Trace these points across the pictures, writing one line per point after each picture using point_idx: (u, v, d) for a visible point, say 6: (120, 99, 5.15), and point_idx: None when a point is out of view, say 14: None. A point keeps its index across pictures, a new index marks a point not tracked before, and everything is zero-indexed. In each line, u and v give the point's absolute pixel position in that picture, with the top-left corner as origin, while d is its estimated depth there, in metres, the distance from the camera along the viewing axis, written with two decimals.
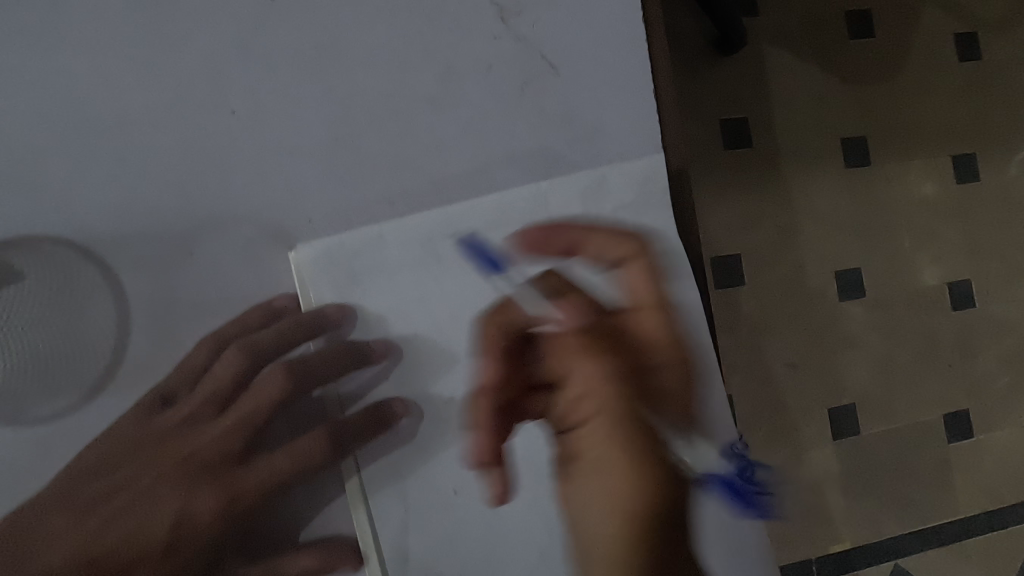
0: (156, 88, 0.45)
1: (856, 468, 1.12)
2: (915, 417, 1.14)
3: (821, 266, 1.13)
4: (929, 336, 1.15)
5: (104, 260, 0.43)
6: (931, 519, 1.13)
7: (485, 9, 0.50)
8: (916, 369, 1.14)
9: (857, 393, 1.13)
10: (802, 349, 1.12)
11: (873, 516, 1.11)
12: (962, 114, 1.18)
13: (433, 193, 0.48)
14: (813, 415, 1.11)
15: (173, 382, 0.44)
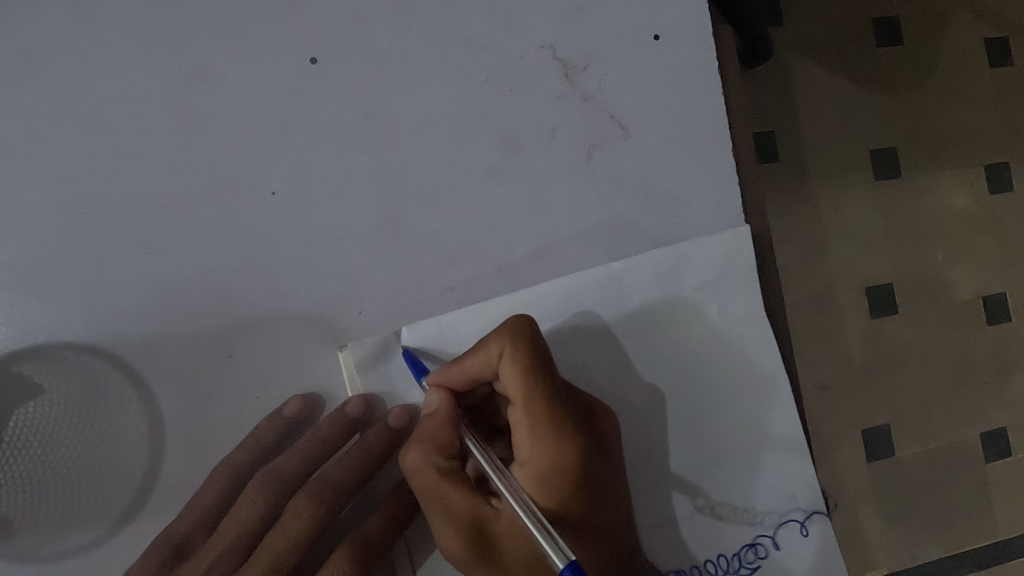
0: (189, 171, 0.40)
1: (884, 494, 0.95)
2: (950, 438, 0.97)
3: (849, 284, 0.96)
4: (962, 355, 0.98)
5: (133, 369, 0.38)
6: (970, 545, 0.96)
7: (548, 65, 0.45)
8: (965, 404, 0.98)
9: (891, 413, 0.96)
10: (832, 371, 0.95)
11: (913, 546, 0.95)
12: (996, 121, 1.01)
13: (497, 277, 0.43)
14: (845, 439, 0.95)
15: (198, 512, 0.39)
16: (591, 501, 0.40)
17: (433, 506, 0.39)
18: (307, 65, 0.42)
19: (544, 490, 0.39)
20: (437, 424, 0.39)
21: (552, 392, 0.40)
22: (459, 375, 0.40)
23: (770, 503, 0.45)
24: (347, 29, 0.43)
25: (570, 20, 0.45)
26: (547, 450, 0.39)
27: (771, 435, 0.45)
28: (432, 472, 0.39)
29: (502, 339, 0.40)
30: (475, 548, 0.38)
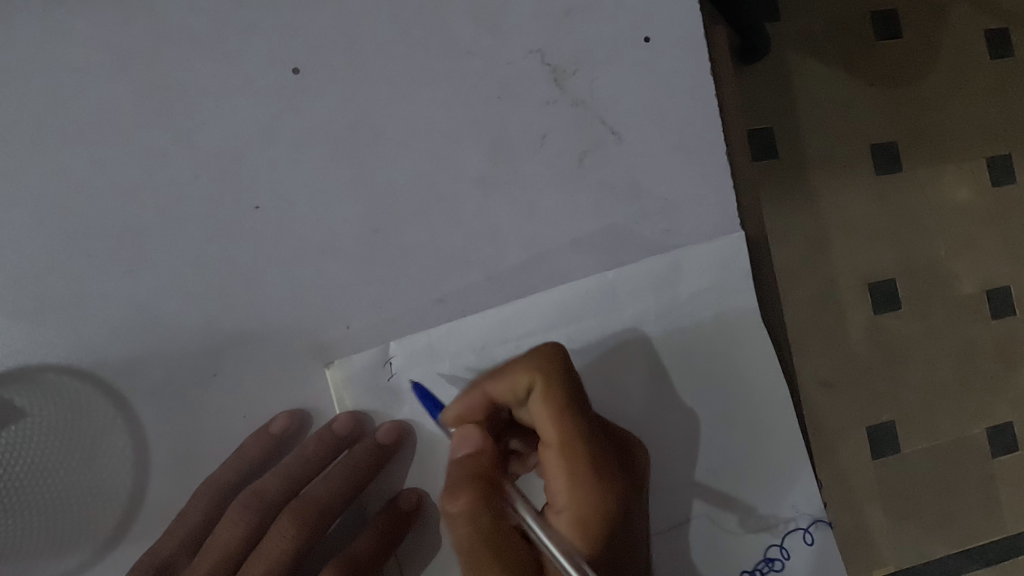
0: (170, 186, 0.39)
1: (889, 491, 0.94)
2: (955, 434, 0.95)
3: (853, 279, 0.95)
4: (966, 350, 0.97)
5: (116, 390, 0.38)
6: (978, 542, 0.95)
7: (537, 71, 0.44)
8: (973, 401, 0.96)
9: (895, 409, 0.95)
10: (835, 368, 0.94)
11: (919, 543, 0.93)
12: (998, 114, 0.99)
13: (488, 289, 0.42)
14: (849, 437, 0.94)
15: (179, 538, 0.38)
16: (626, 544, 0.37)
17: (472, 560, 0.35)
18: (290, 75, 0.41)
19: (579, 531, 0.37)
20: (468, 464, 0.38)
21: (584, 426, 0.38)
22: (485, 404, 0.39)
23: (773, 514, 0.44)
24: (331, 38, 0.42)
25: (559, 24, 0.44)
26: (580, 487, 0.37)
27: (770, 445, 0.44)
28: (468, 517, 0.36)
29: (530, 369, 0.38)
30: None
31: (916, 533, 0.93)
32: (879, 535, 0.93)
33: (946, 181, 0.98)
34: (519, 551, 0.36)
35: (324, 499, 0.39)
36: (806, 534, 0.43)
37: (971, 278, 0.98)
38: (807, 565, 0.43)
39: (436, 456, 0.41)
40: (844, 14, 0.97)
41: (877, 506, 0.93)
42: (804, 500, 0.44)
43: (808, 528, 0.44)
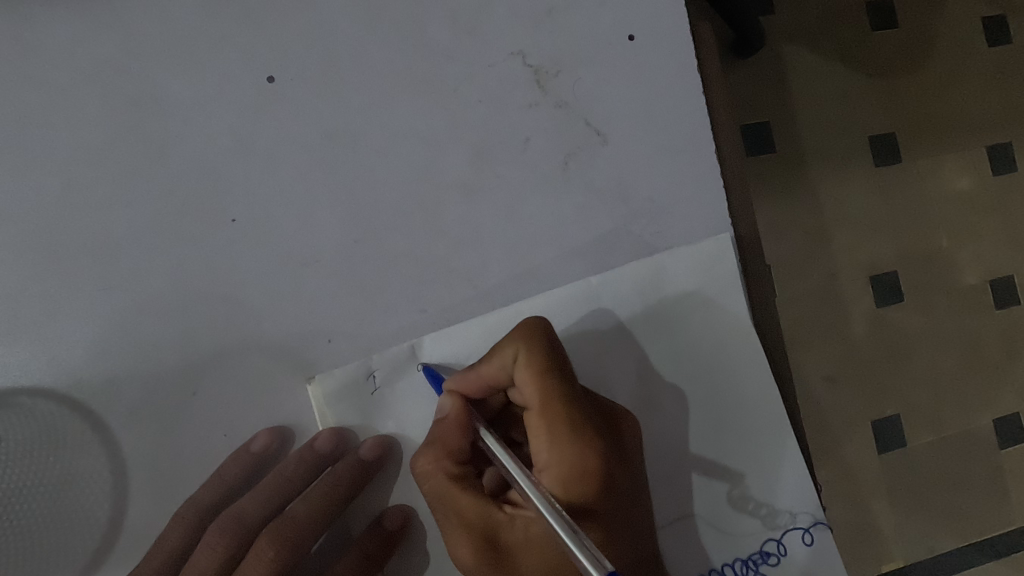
0: (144, 201, 0.39)
1: (897, 486, 0.92)
2: (962, 426, 0.94)
3: (855, 272, 0.93)
4: (971, 342, 0.95)
5: (91, 412, 0.37)
6: (989, 534, 0.93)
7: (519, 72, 0.43)
8: (978, 392, 0.95)
9: (900, 402, 0.93)
10: (838, 362, 0.93)
11: (929, 537, 0.92)
12: (998, 102, 0.98)
13: (473, 297, 0.41)
14: (856, 432, 0.92)
15: (160, 561, 0.37)
16: (612, 509, 0.38)
17: (445, 511, 0.38)
18: (265, 84, 0.40)
19: (563, 494, 0.37)
20: (449, 429, 0.39)
21: (571, 396, 0.38)
22: (476, 381, 0.39)
23: (771, 518, 0.42)
24: (305, 44, 0.41)
25: (540, 24, 0.43)
26: (565, 457, 0.38)
27: (766, 450, 0.43)
28: (444, 478, 0.38)
29: (518, 342, 0.38)
30: (486, 555, 0.37)
31: (923, 527, 0.92)
32: (885, 530, 0.91)
33: (945, 170, 0.96)
34: (492, 509, 0.38)
35: (303, 519, 0.38)
36: (805, 535, 0.42)
37: (974, 267, 0.96)
38: (809, 570, 0.42)
39: None
40: (838, 5, 0.96)
41: (882, 501, 0.92)
42: (802, 501, 0.42)
43: (808, 529, 0.42)
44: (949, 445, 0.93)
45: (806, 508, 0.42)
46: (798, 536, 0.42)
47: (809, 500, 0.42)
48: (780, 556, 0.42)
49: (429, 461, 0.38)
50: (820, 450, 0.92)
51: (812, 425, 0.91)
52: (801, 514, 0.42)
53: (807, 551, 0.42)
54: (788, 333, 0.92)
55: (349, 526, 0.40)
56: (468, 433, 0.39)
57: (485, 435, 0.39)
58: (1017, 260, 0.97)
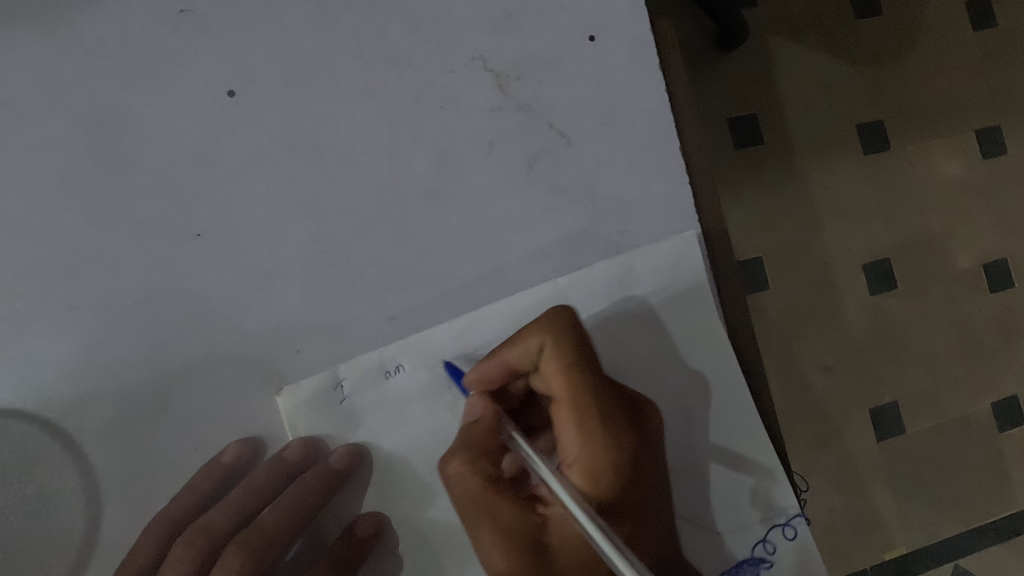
0: (109, 221, 0.39)
1: (897, 472, 0.91)
2: (959, 410, 0.93)
3: (845, 260, 0.93)
4: (966, 326, 0.94)
5: (64, 430, 0.37)
6: (992, 517, 0.92)
7: (480, 78, 0.43)
8: (975, 377, 0.94)
9: (896, 388, 0.92)
10: (830, 350, 0.92)
11: (931, 523, 0.90)
12: (982, 85, 0.97)
13: (441, 302, 0.41)
14: (853, 420, 0.91)
15: None
16: (640, 502, 0.38)
17: (475, 512, 0.37)
18: (226, 99, 0.41)
19: (592, 490, 0.38)
20: (479, 425, 0.39)
21: (598, 388, 0.39)
22: (501, 373, 0.40)
23: (747, 513, 0.42)
24: (266, 59, 0.41)
25: (500, 28, 0.43)
26: (593, 450, 0.38)
27: (740, 445, 0.43)
28: (476, 479, 0.37)
29: (546, 335, 0.39)
30: (522, 559, 0.36)
31: (924, 516, 0.90)
32: (886, 520, 0.90)
33: (932, 156, 0.96)
34: (522, 509, 0.37)
35: (272, 531, 0.37)
36: (785, 530, 0.42)
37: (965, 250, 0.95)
38: (792, 564, 0.41)
39: (397, 478, 0.40)
40: None
41: (881, 490, 0.90)
42: (780, 494, 0.42)
43: (789, 522, 0.42)
44: (948, 432, 0.92)
45: (786, 501, 0.42)
46: (779, 529, 0.42)
47: (788, 493, 0.42)
48: (769, 556, 0.42)
49: (459, 463, 0.38)
50: (817, 440, 0.91)
51: (805, 415, 0.91)
52: (779, 506, 0.42)
53: (789, 544, 0.42)
54: (779, 325, 0.92)
55: (321, 532, 0.40)
56: (497, 430, 0.39)
57: (512, 433, 0.40)
58: (1011, 242, 0.96)
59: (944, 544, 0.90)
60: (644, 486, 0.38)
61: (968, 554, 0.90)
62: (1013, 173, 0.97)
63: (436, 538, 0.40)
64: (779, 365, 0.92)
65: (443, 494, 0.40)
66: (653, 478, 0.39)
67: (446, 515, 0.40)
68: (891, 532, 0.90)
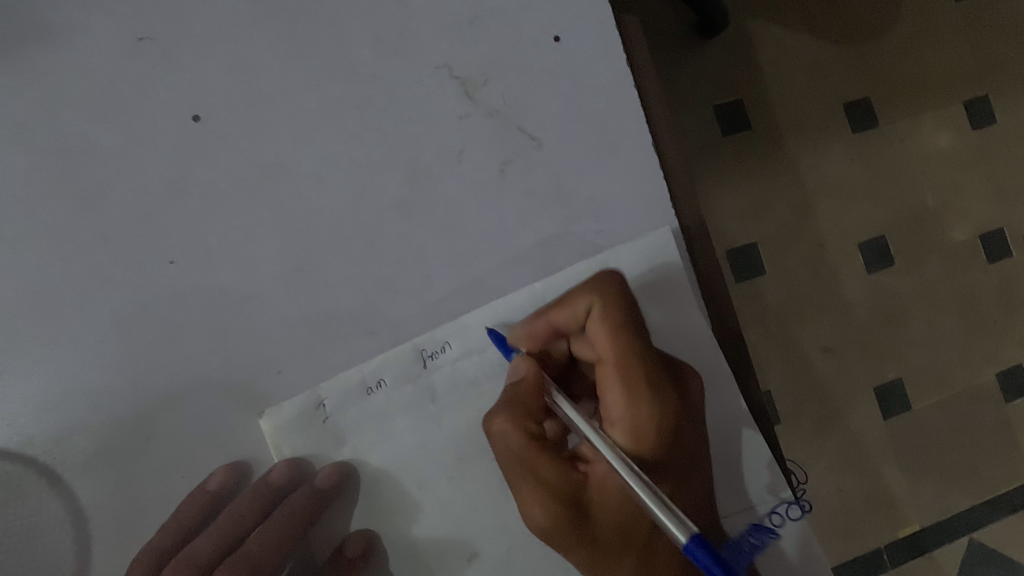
0: (79, 254, 0.39)
1: (904, 447, 0.90)
2: (965, 382, 0.92)
3: (841, 240, 0.93)
4: (967, 298, 0.93)
5: (47, 466, 0.37)
6: (1003, 487, 0.90)
7: (446, 86, 0.42)
8: (980, 348, 0.93)
9: (900, 364, 0.92)
10: (836, 330, 0.92)
11: (940, 496, 0.89)
12: (968, 57, 0.97)
13: (420, 315, 0.41)
14: (856, 399, 0.91)
15: None
16: (681, 462, 0.40)
17: (518, 466, 0.38)
18: (192, 124, 0.40)
19: (633, 444, 0.39)
20: (524, 381, 0.39)
21: (644, 350, 0.40)
22: (547, 329, 0.41)
23: (741, 503, 0.41)
24: (230, 81, 0.41)
25: (463, 35, 0.43)
26: (638, 408, 0.39)
27: (729, 440, 0.42)
28: (523, 435, 0.38)
29: (595, 297, 0.40)
30: (565, 513, 0.37)
31: (936, 490, 0.89)
32: (896, 497, 0.89)
33: (922, 130, 0.95)
34: (565, 465, 0.38)
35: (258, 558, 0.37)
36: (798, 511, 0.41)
37: (959, 222, 0.94)
38: (787, 552, 0.41)
39: (386, 493, 0.40)
40: None
41: (889, 468, 0.90)
42: (773, 482, 0.41)
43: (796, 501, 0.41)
44: (953, 404, 0.91)
45: (780, 490, 0.41)
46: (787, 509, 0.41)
47: (781, 481, 0.41)
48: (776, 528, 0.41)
49: (505, 420, 0.39)
50: (822, 422, 0.90)
51: (809, 397, 0.90)
52: (775, 494, 0.41)
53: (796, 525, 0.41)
54: (776, 310, 0.92)
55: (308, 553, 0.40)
56: (542, 388, 0.40)
57: (556, 394, 0.40)
58: (1005, 212, 0.95)
59: (959, 519, 0.89)
60: (678, 446, 0.40)
61: (982, 526, 0.89)
62: (1004, 143, 0.96)
63: (429, 550, 0.40)
64: (781, 348, 0.91)
65: (430, 508, 0.40)
66: (689, 437, 0.40)
67: (436, 527, 0.40)
68: (903, 509, 0.89)
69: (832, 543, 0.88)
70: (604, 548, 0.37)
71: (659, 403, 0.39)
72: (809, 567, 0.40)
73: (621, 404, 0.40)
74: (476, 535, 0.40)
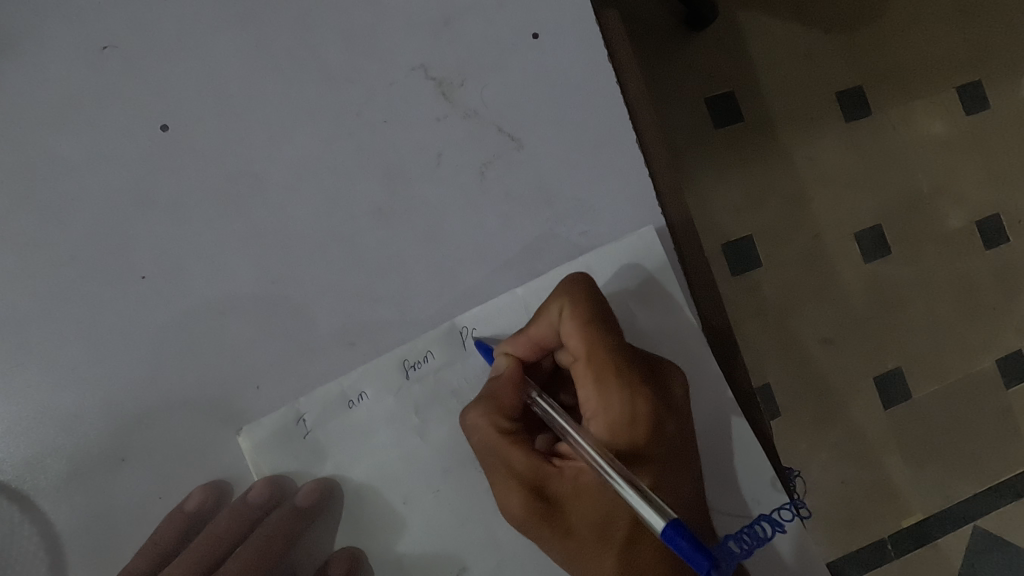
0: (47, 272, 0.38)
1: (905, 438, 0.89)
2: (965, 370, 0.91)
3: (837, 230, 0.92)
4: (965, 284, 0.92)
5: (19, 491, 0.36)
6: (1007, 474, 0.89)
7: (422, 88, 0.41)
8: (980, 335, 0.92)
9: (900, 354, 0.91)
10: (834, 322, 0.91)
11: (943, 487, 0.88)
12: (960, 42, 0.96)
13: (401, 324, 0.40)
14: (856, 390, 0.90)
15: None
16: (664, 459, 0.37)
17: (494, 465, 0.38)
18: (160, 134, 0.39)
19: (612, 442, 0.37)
20: (501, 386, 0.39)
21: (617, 348, 0.38)
22: (523, 340, 0.39)
23: (736, 506, 0.40)
24: (199, 90, 0.40)
25: (438, 34, 0.41)
26: (614, 407, 0.37)
27: (722, 444, 0.41)
28: (496, 432, 0.38)
29: (563, 299, 0.38)
30: (536, 507, 0.36)
31: (939, 481, 0.88)
32: (899, 489, 0.88)
33: (916, 117, 0.94)
34: (541, 463, 0.37)
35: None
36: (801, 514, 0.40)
37: (956, 208, 0.93)
38: (788, 555, 0.40)
39: (370, 508, 0.39)
40: None
41: (891, 460, 0.89)
42: (768, 485, 0.40)
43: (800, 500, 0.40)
44: (954, 393, 0.90)
45: (775, 492, 0.40)
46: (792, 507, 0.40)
47: (776, 484, 0.40)
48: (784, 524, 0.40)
49: (480, 415, 0.38)
50: (823, 415, 0.89)
51: (809, 390, 0.89)
52: (771, 496, 0.40)
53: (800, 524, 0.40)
54: (772, 303, 0.90)
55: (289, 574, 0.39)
56: (519, 392, 0.39)
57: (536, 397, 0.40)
58: (1002, 197, 0.94)
59: (965, 509, 0.88)
60: (662, 443, 0.37)
61: (989, 514, 0.88)
62: (999, 127, 0.95)
63: (415, 565, 0.39)
64: (778, 341, 0.90)
65: (414, 522, 0.39)
66: (675, 433, 0.37)
67: (422, 541, 0.39)
68: (906, 500, 0.88)
69: (835, 538, 0.87)
70: (580, 546, 0.36)
71: (634, 401, 0.37)
72: (808, 570, 0.39)
73: (599, 406, 0.38)
74: (464, 547, 0.39)
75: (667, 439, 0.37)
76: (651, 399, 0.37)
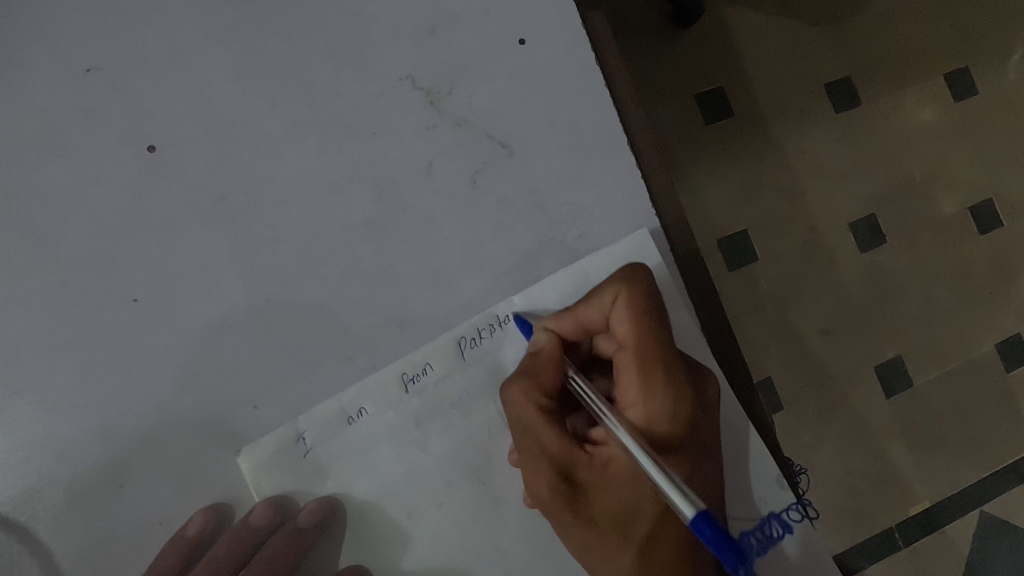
0: (36, 300, 0.38)
1: (911, 427, 0.89)
2: (965, 355, 0.91)
3: (832, 221, 0.92)
4: (964, 270, 0.92)
5: (17, 523, 0.36)
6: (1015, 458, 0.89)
7: (410, 99, 0.41)
8: (980, 320, 0.92)
9: (900, 342, 0.90)
10: (834, 313, 0.90)
11: (950, 474, 0.88)
12: (948, 29, 0.96)
13: (398, 338, 0.39)
14: (860, 381, 0.90)
15: None
16: (695, 454, 0.36)
17: (528, 443, 0.37)
18: (147, 155, 0.39)
19: (646, 431, 0.36)
20: (543, 363, 0.38)
21: (664, 340, 0.37)
22: (570, 320, 0.39)
23: (744, 507, 0.40)
24: (185, 110, 0.39)
25: (423, 44, 0.41)
26: (653, 398, 0.37)
27: (727, 445, 0.40)
28: (533, 408, 0.37)
29: (618, 284, 0.38)
30: (562, 488, 0.36)
31: (945, 467, 0.88)
32: (905, 477, 0.88)
33: (907, 106, 0.94)
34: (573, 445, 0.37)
35: None
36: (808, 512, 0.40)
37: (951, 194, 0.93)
38: (798, 552, 0.39)
39: (373, 524, 0.39)
40: None
41: (897, 449, 0.88)
42: (776, 484, 0.40)
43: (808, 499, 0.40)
44: (956, 378, 0.90)
45: (781, 490, 0.40)
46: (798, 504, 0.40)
47: (782, 481, 0.40)
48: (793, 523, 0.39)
49: (520, 390, 0.38)
50: (826, 407, 0.89)
51: (812, 383, 0.89)
52: (779, 496, 0.40)
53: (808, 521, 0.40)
54: (771, 297, 0.90)
55: None
56: (560, 373, 0.39)
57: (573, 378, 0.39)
58: (996, 181, 0.94)
59: (973, 495, 0.88)
60: (694, 439, 0.37)
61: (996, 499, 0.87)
62: (992, 111, 0.95)
63: None
64: (779, 336, 0.90)
65: (419, 537, 0.39)
66: (706, 431, 0.37)
67: (428, 556, 0.39)
68: (913, 488, 0.88)
69: (845, 530, 0.87)
70: (600, 535, 0.36)
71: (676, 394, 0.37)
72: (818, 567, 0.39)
73: (638, 394, 0.37)
74: (471, 561, 0.39)
75: (699, 435, 0.37)
76: (692, 395, 0.37)
